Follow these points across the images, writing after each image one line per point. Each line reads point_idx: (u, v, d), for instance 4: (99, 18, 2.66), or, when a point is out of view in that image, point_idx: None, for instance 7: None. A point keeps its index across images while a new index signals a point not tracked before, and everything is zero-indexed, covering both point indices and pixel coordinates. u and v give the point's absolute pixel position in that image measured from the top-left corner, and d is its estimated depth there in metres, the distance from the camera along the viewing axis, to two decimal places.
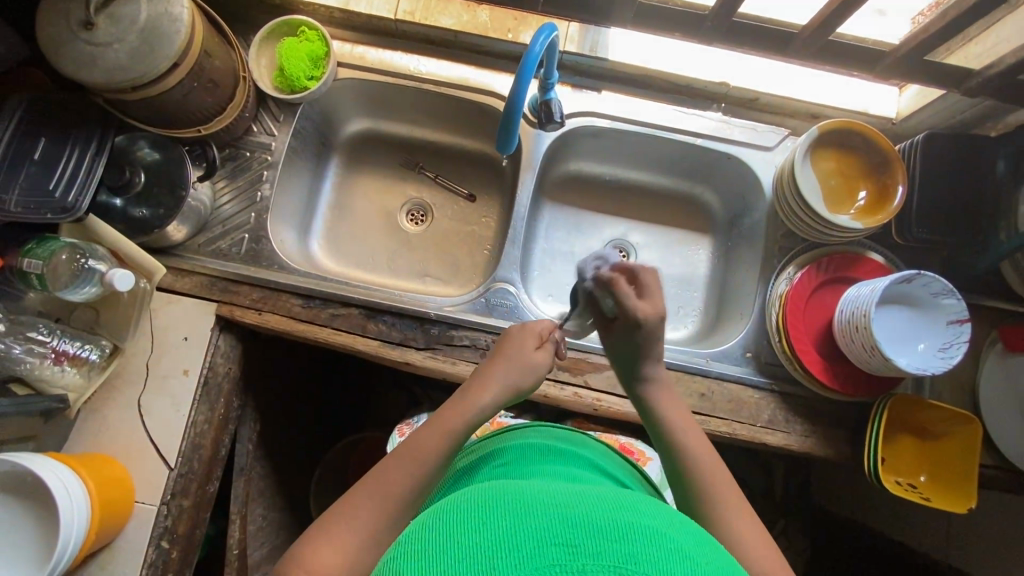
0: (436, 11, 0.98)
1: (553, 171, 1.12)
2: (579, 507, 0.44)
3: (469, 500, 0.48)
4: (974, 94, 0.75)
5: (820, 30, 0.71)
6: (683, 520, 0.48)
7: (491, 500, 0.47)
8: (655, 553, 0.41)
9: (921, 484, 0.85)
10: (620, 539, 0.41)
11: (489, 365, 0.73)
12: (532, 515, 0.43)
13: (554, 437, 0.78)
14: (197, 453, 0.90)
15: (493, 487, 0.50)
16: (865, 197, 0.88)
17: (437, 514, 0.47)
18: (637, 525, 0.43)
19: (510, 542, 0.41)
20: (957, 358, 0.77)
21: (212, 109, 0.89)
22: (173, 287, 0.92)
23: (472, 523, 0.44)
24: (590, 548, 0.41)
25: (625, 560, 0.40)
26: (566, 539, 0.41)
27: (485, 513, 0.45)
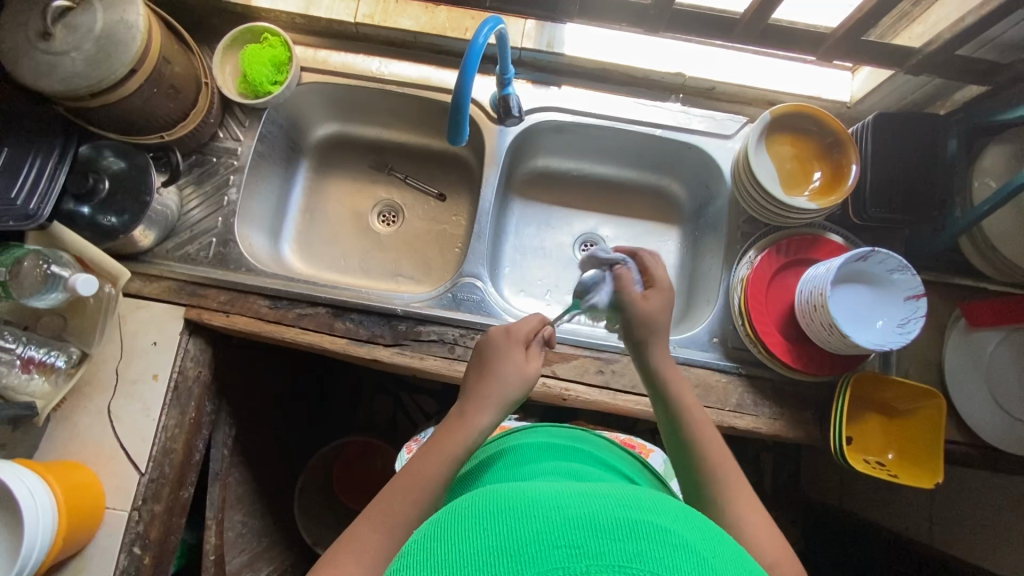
0: (396, 13, 1.00)
1: (521, 167, 1.13)
2: (581, 505, 0.43)
3: (469, 504, 0.46)
4: (917, 71, 0.77)
5: (762, 12, 0.72)
6: (692, 515, 0.46)
7: (490, 503, 0.45)
8: (662, 551, 0.39)
9: (889, 461, 0.84)
10: (627, 539, 0.39)
11: (481, 384, 0.72)
12: (533, 516, 0.42)
13: (550, 434, 0.78)
14: (168, 458, 0.90)
15: (493, 489, 0.48)
16: (820, 178, 0.90)
17: (436, 520, 0.46)
18: (643, 522, 0.41)
19: (512, 547, 0.39)
20: (913, 332, 0.77)
21: (175, 115, 0.90)
22: (142, 292, 0.93)
23: (471, 529, 0.42)
24: (594, 548, 0.39)
25: (633, 559, 0.38)
26: (569, 540, 0.39)
27: (485, 518, 0.43)
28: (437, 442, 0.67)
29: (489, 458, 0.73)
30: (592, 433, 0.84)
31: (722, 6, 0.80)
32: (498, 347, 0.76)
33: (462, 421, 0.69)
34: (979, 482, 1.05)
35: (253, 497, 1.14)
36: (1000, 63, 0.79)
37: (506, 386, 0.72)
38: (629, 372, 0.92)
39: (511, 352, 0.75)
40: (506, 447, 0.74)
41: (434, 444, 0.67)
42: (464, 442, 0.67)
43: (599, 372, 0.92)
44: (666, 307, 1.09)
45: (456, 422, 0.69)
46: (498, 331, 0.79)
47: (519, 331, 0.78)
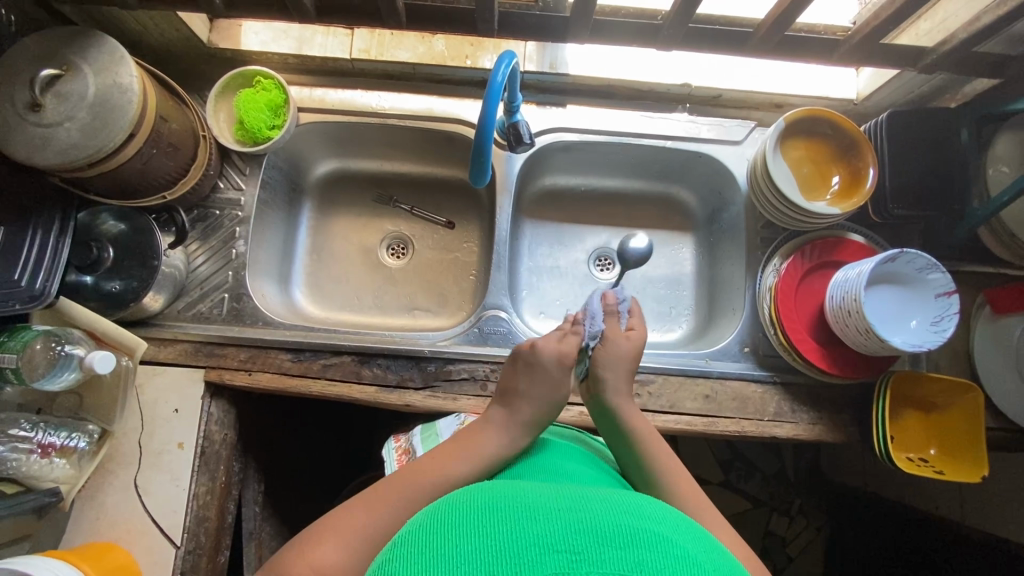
0: (392, 46, 0.97)
1: (529, 188, 1.12)
2: (584, 514, 0.44)
3: (476, 501, 0.49)
4: (932, 69, 0.77)
5: (781, 24, 0.71)
6: (691, 526, 0.48)
7: (494, 504, 0.47)
8: (660, 561, 0.41)
9: (932, 457, 0.85)
10: (625, 547, 0.41)
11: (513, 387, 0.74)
12: (535, 521, 0.43)
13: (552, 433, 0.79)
14: (203, 526, 0.87)
15: (494, 490, 0.50)
16: (838, 182, 0.89)
17: (435, 515, 0.48)
18: (640, 530, 0.43)
19: (511, 546, 0.41)
20: (948, 331, 0.78)
21: (175, 172, 0.87)
22: (158, 358, 0.90)
23: (472, 528, 0.44)
24: (595, 555, 0.41)
25: (633, 569, 0.40)
26: (570, 545, 0.41)
27: (490, 515, 0.45)
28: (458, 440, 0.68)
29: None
30: (591, 436, 0.83)
31: (737, 13, 0.77)
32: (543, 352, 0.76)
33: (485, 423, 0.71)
34: (1011, 461, 1.06)
35: None
36: (1010, 56, 0.79)
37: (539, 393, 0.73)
38: (665, 392, 0.90)
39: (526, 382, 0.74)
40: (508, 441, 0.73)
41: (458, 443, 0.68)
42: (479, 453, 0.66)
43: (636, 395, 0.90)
44: (688, 317, 1.09)
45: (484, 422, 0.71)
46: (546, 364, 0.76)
47: (566, 355, 0.75)
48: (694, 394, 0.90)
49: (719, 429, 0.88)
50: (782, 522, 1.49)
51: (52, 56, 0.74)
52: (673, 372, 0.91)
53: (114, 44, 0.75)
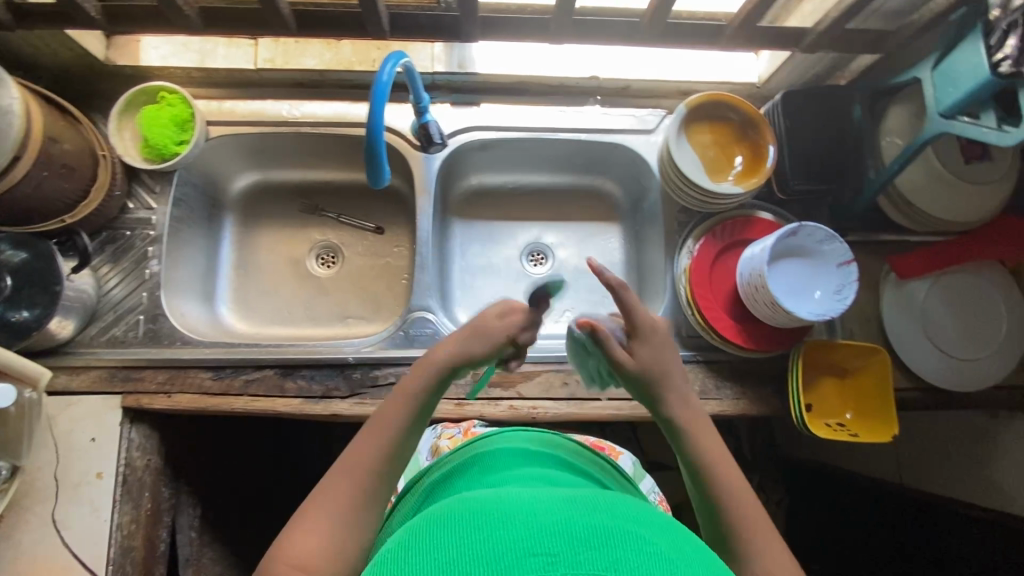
0: (298, 54, 0.96)
1: (455, 189, 1.12)
2: (562, 516, 0.44)
3: (450, 510, 0.48)
4: (814, 48, 0.80)
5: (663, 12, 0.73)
6: (671, 525, 0.48)
7: (471, 511, 0.46)
8: (639, 560, 0.41)
9: (848, 421, 0.88)
10: (601, 548, 0.41)
11: (428, 356, 0.65)
12: (510, 524, 0.43)
13: (523, 437, 0.77)
14: (129, 557, 0.85)
15: (472, 499, 0.50)
16: (741, 162, 0.91)
17: (415, 529, 0.47)
18: (617, 529, 0.44)
19: (491, 555, 0.41)
20: (850, 298, 0.81)
21: (74, 194, 0.85)
22: (70, 388, 0.87)
23: (449, 535, 0.43)
24: (569, 557, 0.41)
25: (611, 567, 0.40)
26: (547, 548, 0.41)
27: (468, 523, 0.44)
28: (371, 423, 0.62)
29: (456, 467, 0.71)
30: (561, 436, 0.82)
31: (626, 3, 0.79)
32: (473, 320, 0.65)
33: (393, 398, 0.63)
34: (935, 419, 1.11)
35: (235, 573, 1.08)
36: (886, 31, 0.83)
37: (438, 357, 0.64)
38: None
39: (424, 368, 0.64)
40: (479, 453, 0.72)
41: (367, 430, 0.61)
42: (397, 433, 0.61)
43: (564, 385, 0.91)
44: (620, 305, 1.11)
45: (393, 399, 0.63)
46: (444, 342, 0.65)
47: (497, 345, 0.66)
48: None
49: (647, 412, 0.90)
50: None
51: None
52: None
53: None
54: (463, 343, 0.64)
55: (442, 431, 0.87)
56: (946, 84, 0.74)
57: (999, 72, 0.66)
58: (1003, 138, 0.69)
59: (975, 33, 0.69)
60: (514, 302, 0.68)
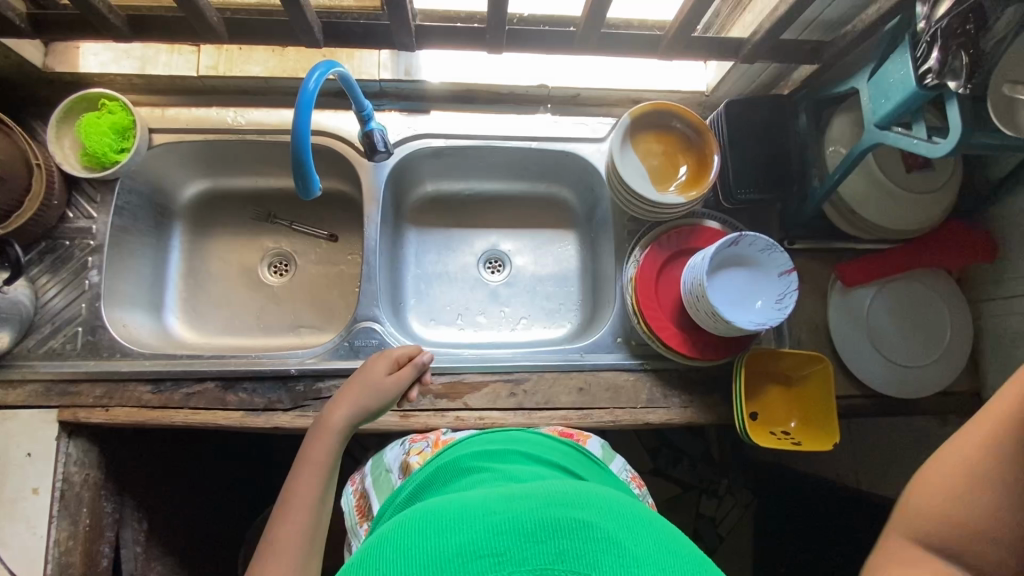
0: (243, 61, 0.95)
1: (409, 197, 1.13)
2: (510, 513, 0.48)
3: (409, 517, 0.52)
4: (752, 58, 0.81)
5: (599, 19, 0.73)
6: (621, 506, 0.52)
7: (425, 518, 0.50)
8: (583, 547, 0.45)
9: (793, 429, 0.88)
10: (547, 541, 0.45)
11: (330, 424, 0.76)
12: (460, 530, 0.47)
13: (484, 441, 0.77)
14: (67, 573, 0.83)
15: (428, 506, 0.53)
16: (685, 171, 0.91)
17: (377, 539, 0.50)
18: (566, 521, 0.47)
19: (448, 558, 0.44)
20: (790, 307, 0.82)
21: (6, 204, 0.83)
22: (5, 402, 0.86)
23: (405, 545, 0.47)
24: (517, 554, 0.44)
25: (555, 560, 0.44)
26: (493, 548, 0.45)
27: (423, 529, 0.48)
28: (279, 507, 0.68)
29: (422, 482, 0.70)
30: (529, 432, 0.83)
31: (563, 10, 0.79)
32: (369, 378, 0.80)
33: (301, 471, 0.72)
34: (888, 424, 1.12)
35: None
36: (824, 41, 0.83)
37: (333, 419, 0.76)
38: (540, 389, 0.91)
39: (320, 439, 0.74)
40: (443, 463, 0.72)
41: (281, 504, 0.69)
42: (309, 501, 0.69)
43: (512, 395, 0.90)
44: (575, 313, 1.12)
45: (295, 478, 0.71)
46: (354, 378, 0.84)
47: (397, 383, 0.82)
48: (568, 388, 0.91)
49: (594, 421, 0.90)
50: (711, 503, 1.47)
51: None
52: (546, 369, 0.92)
53: None
54: (366, 399, 0.79)
55: (409, 447, 0.81)
56: (880, 95, 0.74)
57: (924, 84, 0.67)
58: (932, 149, 0.70)
59: (903, 45, 0.69)
60: (396, 352, 0.84)
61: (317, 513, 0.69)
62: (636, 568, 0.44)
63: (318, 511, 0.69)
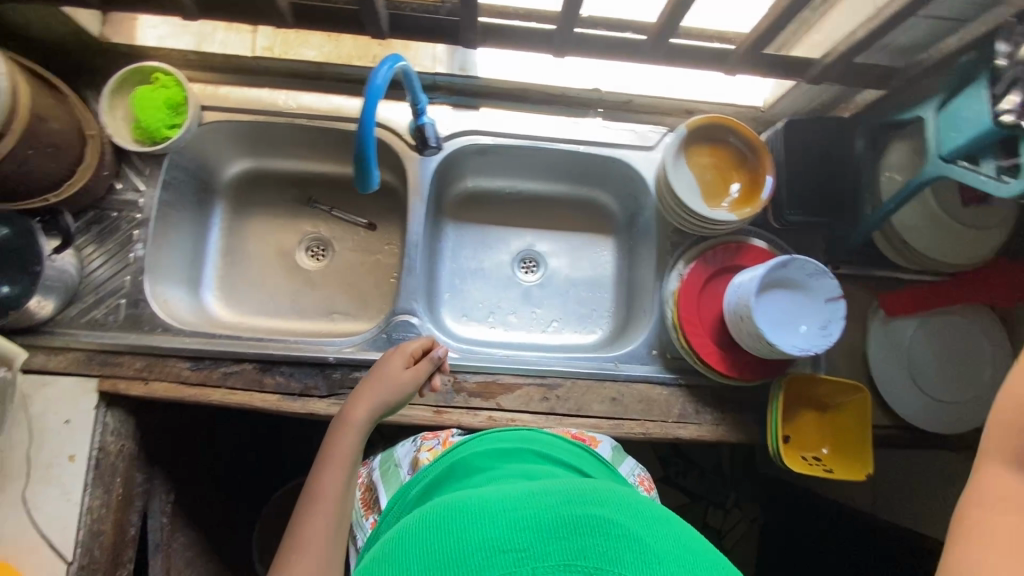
0: (299, 44, 0.97)
1: (451, 191, 1.12)
2: (527, 510, 0.48)
3: (428, 514, 0.52)
4: (820, 79, 0.79)
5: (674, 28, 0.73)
6: (637, 505, 0.52)
7: (445, 515, 0.50)
8: (604, 543, 0.45)
9: (824, 455, 0.88)
10: (570, 537, 0.45)
11: (352, 421, 0.75)
12: (480, 525, 0.47)
13: (498, 438, 0.77)
14: (98, 540, 0.85)
15: (445, 502, 0.53)
16: (738, 188, 0.90)
17: (395, 538, 0.50)
18: (585, 517, 0.47)
19: (467, 555, 0.44)
20: (835, 334, 0.82)
21: (61, 173, 0.83)
22: (47, 367, 0.87)
23: (423, 543, 0.47)
24: (539, 549, 0.44)
25: (578, 556, 0.44)
26: (515, 543, 0.45)
27: (442, 526, 0.48)
28: (304, 504, 0.69)
29: (434, 479, 0.70)
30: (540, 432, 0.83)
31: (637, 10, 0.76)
32: (389, 374, 0.79)
33: (324, 468, 0.72)
34: (912, 455, 1.12)
35: (206, 557, 1.08)
36: (894, 68, 0.82)
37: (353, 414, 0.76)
38: (573, 396, 0.91)
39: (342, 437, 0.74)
40: (456, 458, 0.73)
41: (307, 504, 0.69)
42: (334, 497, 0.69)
43: (544, 400, 0.90)
44: (607, 320, 1.11)
45: (318, 475, 0.71)
46: (372, 371, 0.83)
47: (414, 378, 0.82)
48: (601, 397, 0.91)
49: (625, 432, 0.90)
50: (718, 515, 1.47)
51: None
52: (581, 376, 0.92)
53: None
54: (388, 393, 0.78)
55: (420, 444, 0.82)
56: (948, 128, 0.72)
57: (1000, 121, 0.64)
58: (999, 188, 0.67)
59: (981, 81, 0.68)
60: (411, 346, 0.83)
61: (342, 509, 0.69)
62: (660, 566, 0.44)
63: (343, 507, 0.70)
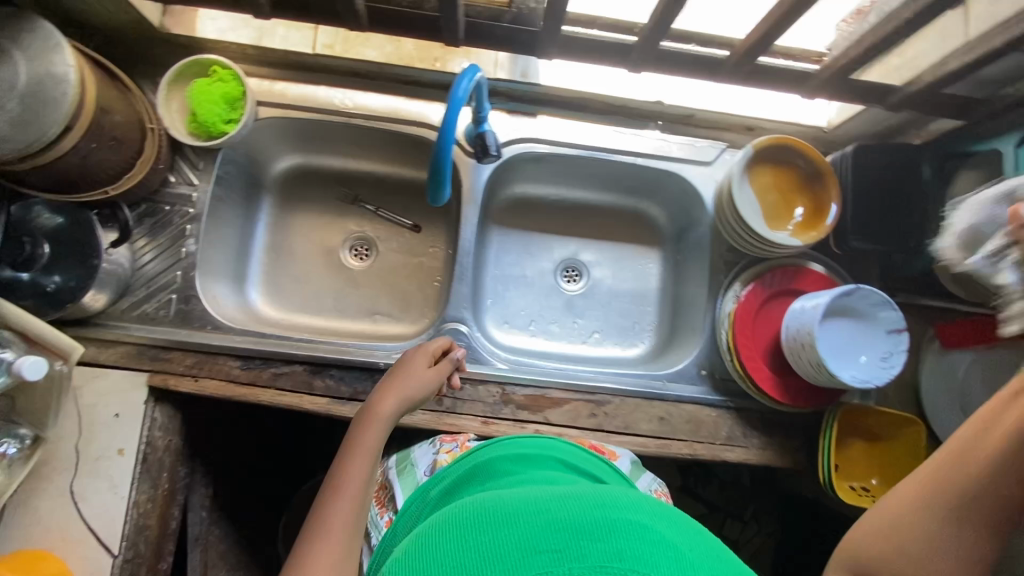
0: (359, 44, 0.94)
1: (498, 197, 1.11)
2: (559, 512, 0.48)
3: (459, 514, 0.52)
4: (901, 106, 0.79)
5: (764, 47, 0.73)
6: (670, 517, 0.52)
7: (477, 516, 0.50)
8: (639, 547, 0.44)
9: (873, 487, 0.87)
10: (605, 539, 0.45)
11: (378, 412, 0.73)
12: (513, 525, 0.48)
13: (523, 443, 0.77)
14: (143, 535, 0.85)
15: (475, 501, 0.54)
16: (802, 213, 0.89)
17: (426, 535, 0.51)
18: (620, 522, 0.47)
19: (499, 555, 0.45)
20: (896, 366, 0.80)
21: (121, 166, 0.82)
22: (98, 359, 0.86)
23: (455, 542, 0.48)
24: (575, 551, 0.44)
25: (613, 558, 0.43)
26: (551, 544, 0.45)
27: (475, 530, 0.48)
28: (326, 495, 0.64)
29: (456, 481, 0.70)
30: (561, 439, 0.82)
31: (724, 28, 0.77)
32: (414, 368, 0.78)
33: (346, 459, 0.68)
34: None
35: (239, 551, 1.09)
36: (975, 98, 0.80)
37: (377, 404, 0.74)
38: (621, 413, 0.90)
39: (366, 428, 0.71)
40: (481, 460, 0.73)
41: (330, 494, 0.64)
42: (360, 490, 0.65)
43: (592, 416, 0.90)
44: (650, 334, 1.10)
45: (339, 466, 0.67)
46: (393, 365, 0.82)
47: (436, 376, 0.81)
48: (649, 416, 0.91)
49: (672, 452, 0.89)
50: (735, 527, 1.46)
51: None
52: (630, 394, 0.91)
53: (51, 29, 0.70)
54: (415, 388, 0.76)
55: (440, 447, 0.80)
56: None
57: None
58: None
59: None
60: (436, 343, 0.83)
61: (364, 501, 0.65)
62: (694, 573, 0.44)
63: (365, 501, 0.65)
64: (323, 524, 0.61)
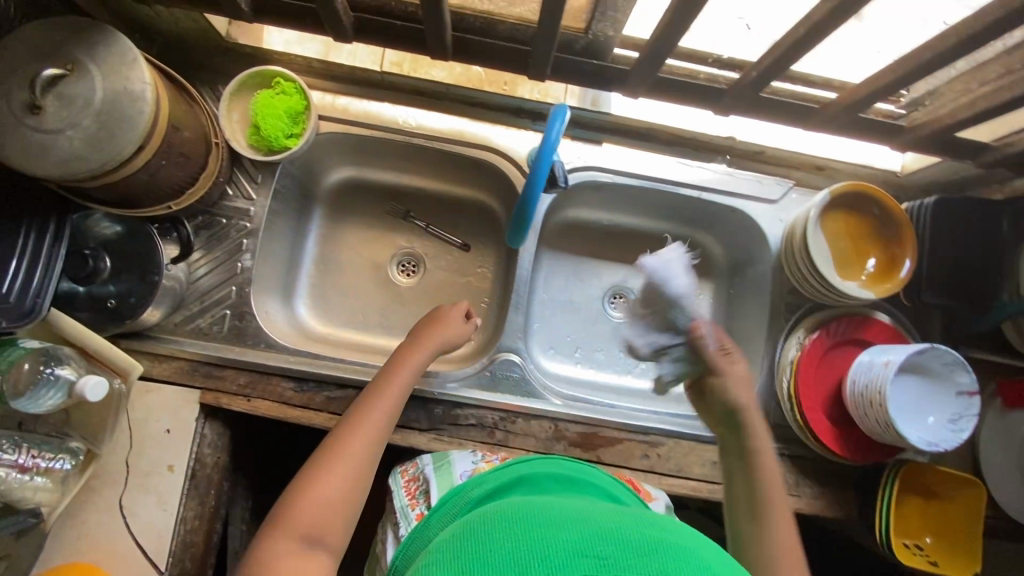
0: (427, 64, 0.95)
1: (551, 220, 1.09)
2: (606, 526, 0.45)
3: (500, 515, 0.48)
4: (994, 165, 0.77)
5: (862, 99, 0.71)
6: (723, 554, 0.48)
7: (520, 515, 0.47)
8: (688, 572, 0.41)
9: (926, 545, 0.85)
10: (653, 555, 0.41)
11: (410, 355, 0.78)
12: (559, 528, 0.44)
13: (565, 464, 0.74)
14: (189, 552, 0.84)
15: (520, 505, 0.51)
16: (874, 264, 0.87)
17: (463, 531, 0.48)
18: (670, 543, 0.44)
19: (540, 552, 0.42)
20: (965, 429, 0.79)
21: (184, 181, 0.80)
22: (151, 374, 0.85)
23: (494, 537, 0.45)
24: (624, 563, 0.41)
25: None
26: (598, 551, 0.41)
27: (514, 527, 0.45)
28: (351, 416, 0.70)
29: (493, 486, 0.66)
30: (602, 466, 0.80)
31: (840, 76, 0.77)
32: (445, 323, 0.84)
33: (374, 391, 0.74)
34: None
35: None
36: None
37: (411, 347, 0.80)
38: (674, 455, 0.89)
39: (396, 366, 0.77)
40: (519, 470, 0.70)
41: (358, 413, 0.71)
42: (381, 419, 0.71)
43: (645, 456, 0.88)
44: None
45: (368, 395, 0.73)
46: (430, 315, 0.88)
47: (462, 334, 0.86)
48: (702, 459, 0.89)
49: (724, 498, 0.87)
50: None
51: (55, 51, 0.66)
52: (684, 436, 0.90)
53: (127, 43, 0.67)
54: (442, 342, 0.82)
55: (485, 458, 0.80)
56: None
57: None
58: None
59: None
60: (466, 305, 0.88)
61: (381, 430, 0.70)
62: None
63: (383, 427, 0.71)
64: (342, 440, 0.68)
